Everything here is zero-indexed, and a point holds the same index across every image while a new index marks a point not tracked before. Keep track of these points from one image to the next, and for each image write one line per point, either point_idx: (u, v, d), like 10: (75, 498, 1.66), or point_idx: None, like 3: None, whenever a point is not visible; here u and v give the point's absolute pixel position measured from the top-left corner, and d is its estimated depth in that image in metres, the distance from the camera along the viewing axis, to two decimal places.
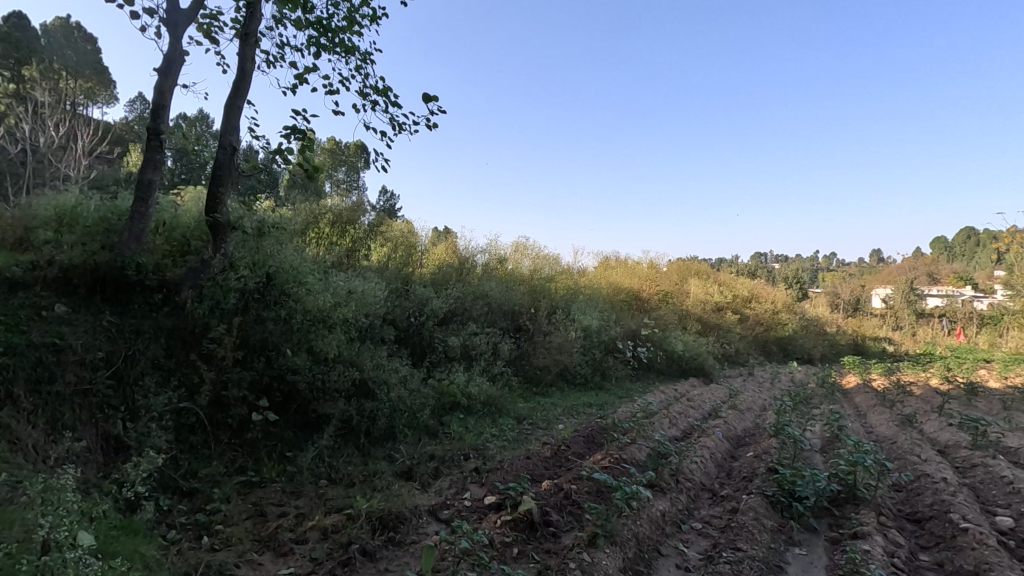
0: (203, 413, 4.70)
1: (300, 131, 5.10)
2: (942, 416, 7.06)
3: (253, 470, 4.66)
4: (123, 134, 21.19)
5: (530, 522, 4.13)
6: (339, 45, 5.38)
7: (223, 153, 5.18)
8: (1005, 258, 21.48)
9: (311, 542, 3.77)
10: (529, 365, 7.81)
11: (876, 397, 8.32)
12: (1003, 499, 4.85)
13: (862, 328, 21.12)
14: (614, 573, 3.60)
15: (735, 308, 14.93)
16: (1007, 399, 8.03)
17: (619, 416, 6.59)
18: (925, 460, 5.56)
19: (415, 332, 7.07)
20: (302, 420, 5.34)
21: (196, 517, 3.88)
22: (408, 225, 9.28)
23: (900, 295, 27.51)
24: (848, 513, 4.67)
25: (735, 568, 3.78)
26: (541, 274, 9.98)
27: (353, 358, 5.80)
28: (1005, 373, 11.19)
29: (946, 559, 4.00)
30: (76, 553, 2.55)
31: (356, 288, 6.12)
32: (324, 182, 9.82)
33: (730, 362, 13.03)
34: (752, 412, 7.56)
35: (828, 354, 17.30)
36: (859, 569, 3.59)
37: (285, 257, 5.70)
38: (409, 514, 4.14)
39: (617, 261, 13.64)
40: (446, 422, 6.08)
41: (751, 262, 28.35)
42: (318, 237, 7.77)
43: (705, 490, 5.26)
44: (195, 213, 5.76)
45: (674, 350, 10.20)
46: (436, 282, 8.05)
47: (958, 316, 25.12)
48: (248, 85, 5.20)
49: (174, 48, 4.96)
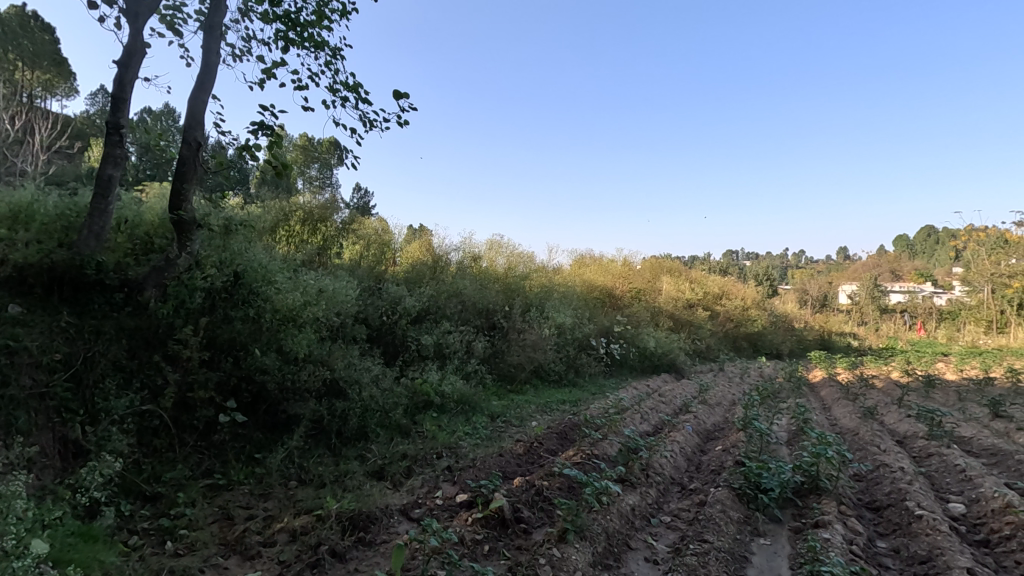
0: (167, 415, 4.60)
1: (268, 127, 4.97)
2: (901, 408, 7.35)
3: (220, 472, 4.58)
4: (84, 129, 20.55)
5: (501, 519, 4.17)
6: (308, 40, 5.31)
7: (187, 148, 5.01)
8: (961, 255, 22.44)
9: (280, 544, 3.72)
10: (503, 362, 7.84)
11: (840, 390, 8.63)
12: (955, 486, 5.10)
13: (828, 323, 21.85)
14: (584, 568, 3.66)
15: (706, 305, 15.26)
16: (962, 391, 8.44)
17: (592, 412, 6.67)
18: (884, 450, 5.79)
19: (388, 331, 7.01)
20: (271, 421, 5.29)
21: (159, 522, 3.79)
22: (381, 222, 9.19)
23: (861, 291, 28.44)
24: (811, 504, 4.84)
25: (701, 560, 3.87)
26: (516, 272, 9.99)
27: (324, 358, 5.73)
28: (962, 366, 11.77)
29: (901, 545, 4.19)
30: (26, 562, 2.45)
31: (327, 287, 6.03)
32: (296, 178, 9.67)
33: (700, 358, 13.28)
34: (722, 407, 7.75)
35: (795, 350, 17.79)
36: (818, 557, 3.72)
37: (253, 256, 5.58)
38: (380, 514, 4.13)
39: (590, 259, 13.73)
40: (418, 421, 6.05)
41: (721, 262, 28.90)
42: (288, 235, 7.65)
43: (674, 484, 5.37)
44: (158, 210, 5.58)
45: (646, 347, 10.38)
46: (409, 281, 7.99)
47: (916, 312, 26.08)
48: (213, 79, 5.08)
49: (136, 39, 4.78)
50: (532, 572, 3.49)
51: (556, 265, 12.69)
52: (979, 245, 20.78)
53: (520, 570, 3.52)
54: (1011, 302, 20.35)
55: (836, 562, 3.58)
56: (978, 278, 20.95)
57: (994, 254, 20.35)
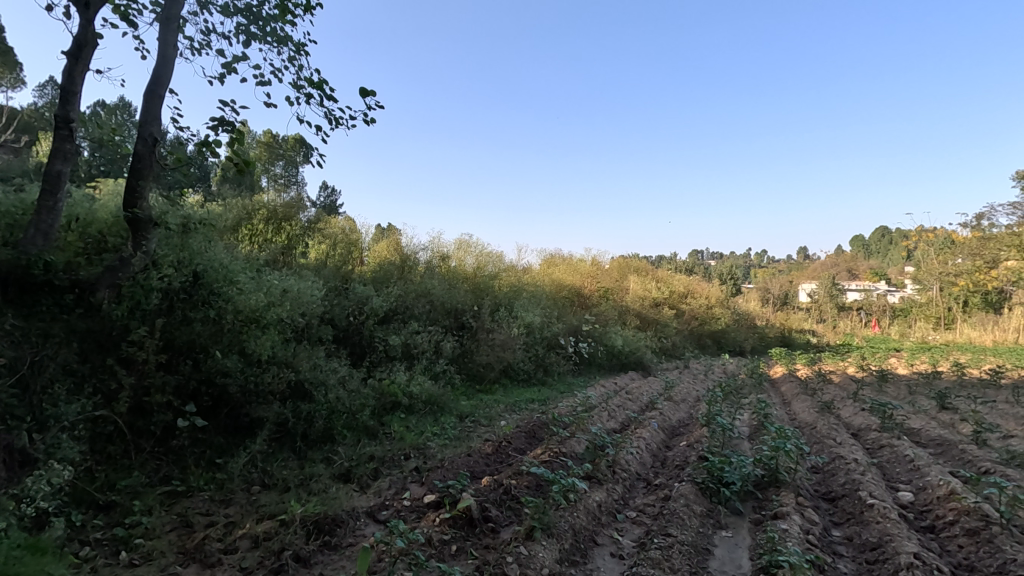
0: (122, 421, 4.45)
1: (230, 123, 4.82)
2: (856, 402, 7.65)
3: (179, 479, 4.44)
4: (32, 123, 19.71)
5: (469, 519, 4.17)
6: (270, 34, 5.19)
7: (143, 144, 4.80)
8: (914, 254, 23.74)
9: (242, 551, 3.63)
10: (471, 362, 7.82)
11: (800, 386, 8.93)
12: (905, 476, 5.35)
13: (788, 321, 22.50)
14: (551, 565, 3.70)
15: (672, 304, 15.60)
16: (913, 384, 8.85)
17: (560, 411, 6.71)
18: (840, 443, 6.02)
19: (355, 332, 6.91)
20: (233, 425, 5.17)
21: (113, 532, 3.65)
22: (349, 222, 9.06)
23: (822, 289, 29.26)
24: (770, 496, 5.01)
25: (665, 553, 3.95)
26: (485, 271, 9.97)
27: (289, 359, 5.61)
28: (914, 361, 12.37)
29: (854, 534, 4.38)
30: None
31: (291, 287, 5.89)
32: (260, 176, 9.47)
33: (666, 355, 13.52)
34: (687, 403, 7.92)
35: (757, 347, 18.24)
36: (775, 548, 3.85)
37: (214, 256, 5.43)
38: (346, 517, 4.08)
39: (559, 259, 13.81)
40: (386, 422, 6.00)
41: (686, 262, 29.42)
42: (252, 234, 7.47)
43: (640, 480, 5.47)
44: (112, 208, 5.37)
45: (613, 345, 10.52)
46: (376, 281, 7.89)
47: (873, 309, 27.19)
48: (170, 72, 4.89)
49: (86, 30, 4.57)
50: (500, 571, 3.51)
51: (525, 265, 12.73)
52: (928, 245, 22.54)
53: (487, 570, 3.52)
54: (958, 301, 21.70)
55: (793, 551, 3.71)
56: (929, 277, 22.41)
57: (942, 254, 21.79)
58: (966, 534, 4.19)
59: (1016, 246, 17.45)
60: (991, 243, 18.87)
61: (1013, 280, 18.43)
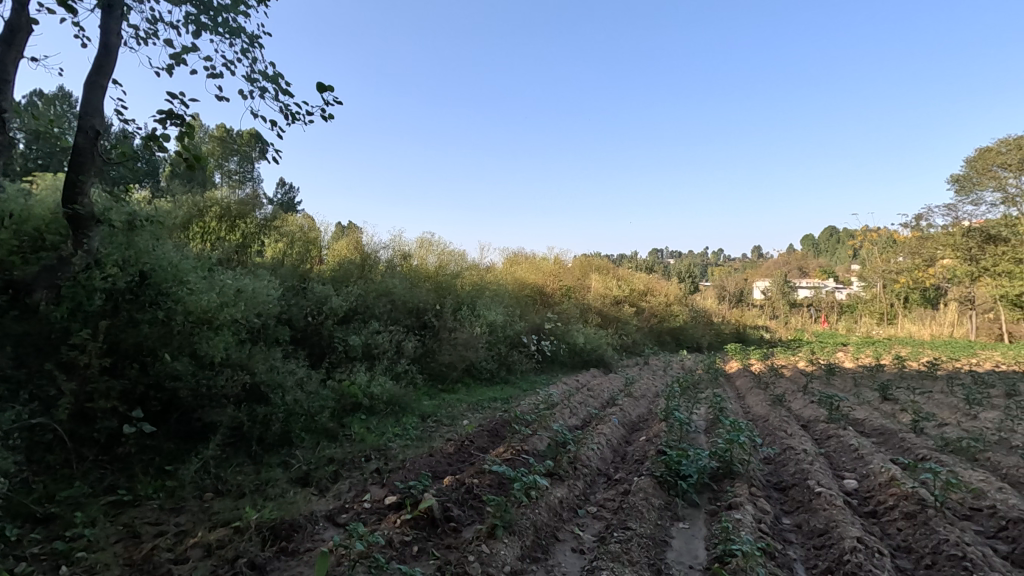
0: (62, 428, 4.22)
1: (179, 116, 4.61)
2: (806, 395, 7.97)
3: (125, 488, 4.24)
4: None
5: (431, 519, 4.14)
6: (222, 25, 5.00)
7: (84, 137, 4.50)
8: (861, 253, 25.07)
9: (194, 560, 3.49)
10: (433, 362, 7.76)
11: (753, 380, 9.26)
12: (850, 464, 5.61)
13: (743, 317, 23.21)
14: (513, 562, 3.71)
15: (633, 301, 15.88)
16: (858, 377, 9.30)
17: (523, 409, 6.73)
18: (790, 434, 6.26)
19: (313, 332, 6.75)
20: (185, 430, 4.99)
21: (53, 546, 3.43)
22: (308, 220, 8.86)
23: (774, 286, 30.29)
24: (725, 487, 5.16)
25: (625, 546, 4.02)
26: (448, 270, 9.91)
27: (244, 361, 5.43)
28: (859, 355, 13.01)
29: (803, 521, 4.56)
30: None
31: (246, 287, 5.70)
32: (213, 172, 9.15)
33: (627, 352, 13.78)
34: (646, 399, 8.08)
35: (715, 343, 18.74)
36: (729, 537, 3.97)
37: (162, 254, 5.20)
38: (304, 522, 4.00)
39: (522, 258, 13.85)
40: (346, 424, 5.89)
41: (642, 260, 29.98)
42: (204, 232, 7.21)
43: (601, 475, 5.55)
44: (50, 204, 5.05)
45: (575, 343, 10.63)
46: (336, 280, 7.73)
47: (823, 307, 28.48)
48: (113, 63, 4.63)
49: (19, 15, 4.29)
50: (462, 571, 3.49)
51: (488, 263, 12.74)
52: (873, 245, 24.15)
53: (449, 570, 3.50)
54: (899, 297, 22.89)
55: (745, 539, 3.83)
56: (872, 275, 23.52)
57: (886, 254, 23.11)
58: (904, 518, 4.42)
59: (950, 246, 18.75)
60: (929, 242, 19.98)
61: (950, 278, 19.59)
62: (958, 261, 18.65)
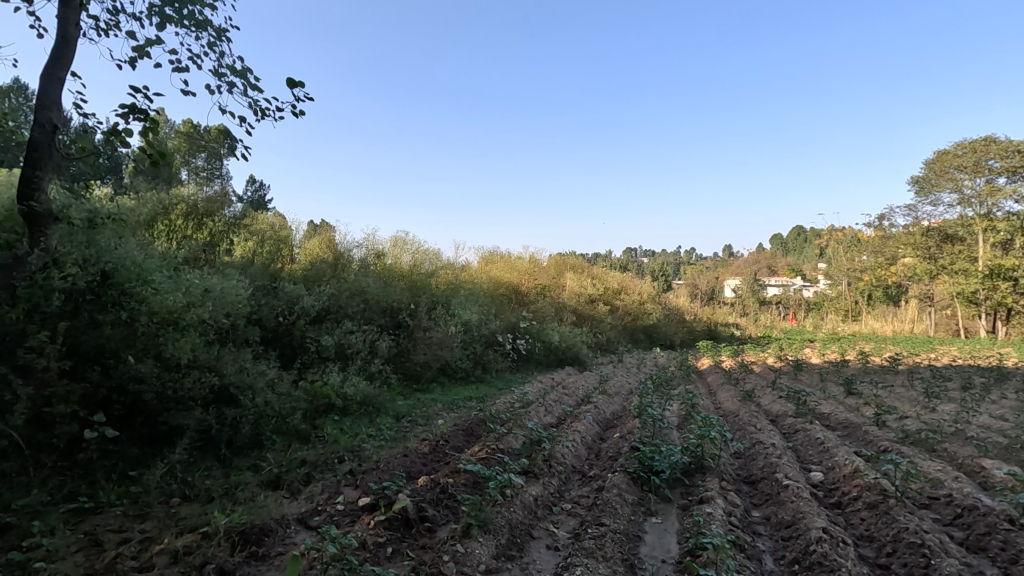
0: (19, 434, 4.03)
1: (143, 110, 4.45)
2: (774, 390, 8.16)
3: (86, 495, 4.10)
4: None
5: (405, 519, 4.10)
6: (187, 17, 4.85)
7: (40, 131, 4.18)
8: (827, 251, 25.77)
9: (160, 567, 3.37)
10: (408, 362, 7.69)
11: (724, 376, 9.45)
12: (816, 457, 5.75)
13: (714, 315, 23.60)
14: (488, 561, 3.70)
15: (607, 300, 16.01)
16: (824, 372, 9.56)
17: (497, 408, 6.73)
18: (759, 429, 6.40)
19: (284, 332, 6.62)
20: (149, 434, 4.85)
21: (9, 555, 3.24)
22: (278, 218, 8.69)
23: (744, 284, 30.91)
24: (697, 482, 5.24)
25: (599, 541, 4.05)
26: (422, 270, 9.82)
27: (212, 362, 5.30)
28: (824, 351, 13.38)
29: (771, 513, 4.67)
30: None
31: (213, 287, 5.55)
32: (180, 169, 8.90)
33: (601, 350, 13.90)
34: (620, 396, 8.16)
35: (687, 341, 19.01)
36: (701, 531, 4.03)
37: (125, 253, 5.02)
38: (274, 526, 3.92)
39: (497, 258, 13.83)
40: (318, 425, 5.80)
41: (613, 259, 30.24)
42: (169, 230, 7.01)
43: (576, 472, 5.58)
44: (4, 201, 4.85)
45: (550, 341, 10.67)
46: (308, 279, 7.60)
47: (794, 304, 29.24)
48: (71, 53, 4.36)
49: None
50: (437, 571, 3.47)
51: (464, 262, 12.69)
52: (839, 244, 24.89)
53: (424, 571, 3.47)
54: (863, 295, 23.61)
55: (716, 533, 3.90)
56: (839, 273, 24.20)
57: (850, 253, 23.80)
58: (867, 508, 4.56)
59: (911, 245, 19.45)
60: (891, 242, 20.68)
61: (910, 275, 20.29)
62: (918, 259, 19.37)
